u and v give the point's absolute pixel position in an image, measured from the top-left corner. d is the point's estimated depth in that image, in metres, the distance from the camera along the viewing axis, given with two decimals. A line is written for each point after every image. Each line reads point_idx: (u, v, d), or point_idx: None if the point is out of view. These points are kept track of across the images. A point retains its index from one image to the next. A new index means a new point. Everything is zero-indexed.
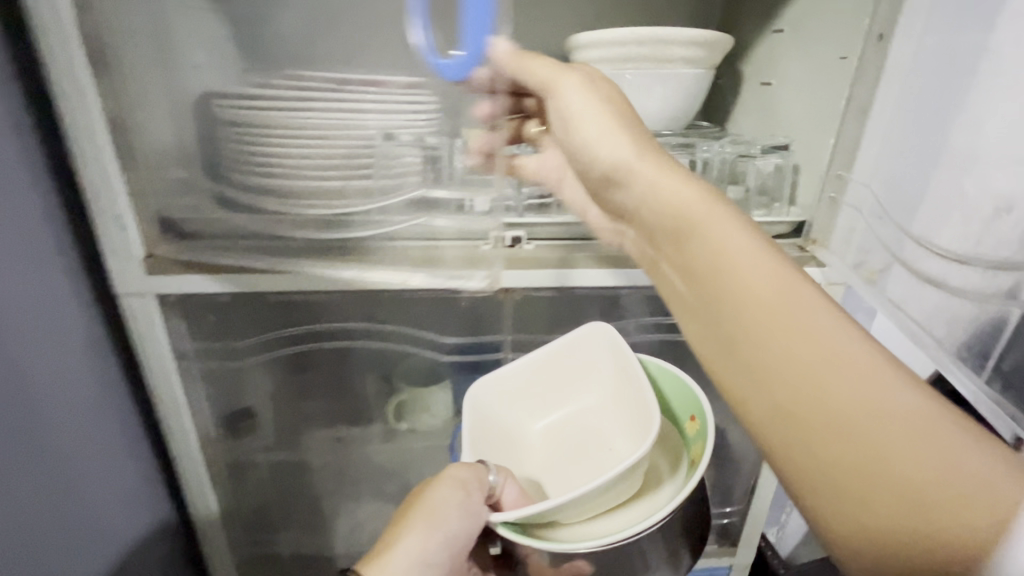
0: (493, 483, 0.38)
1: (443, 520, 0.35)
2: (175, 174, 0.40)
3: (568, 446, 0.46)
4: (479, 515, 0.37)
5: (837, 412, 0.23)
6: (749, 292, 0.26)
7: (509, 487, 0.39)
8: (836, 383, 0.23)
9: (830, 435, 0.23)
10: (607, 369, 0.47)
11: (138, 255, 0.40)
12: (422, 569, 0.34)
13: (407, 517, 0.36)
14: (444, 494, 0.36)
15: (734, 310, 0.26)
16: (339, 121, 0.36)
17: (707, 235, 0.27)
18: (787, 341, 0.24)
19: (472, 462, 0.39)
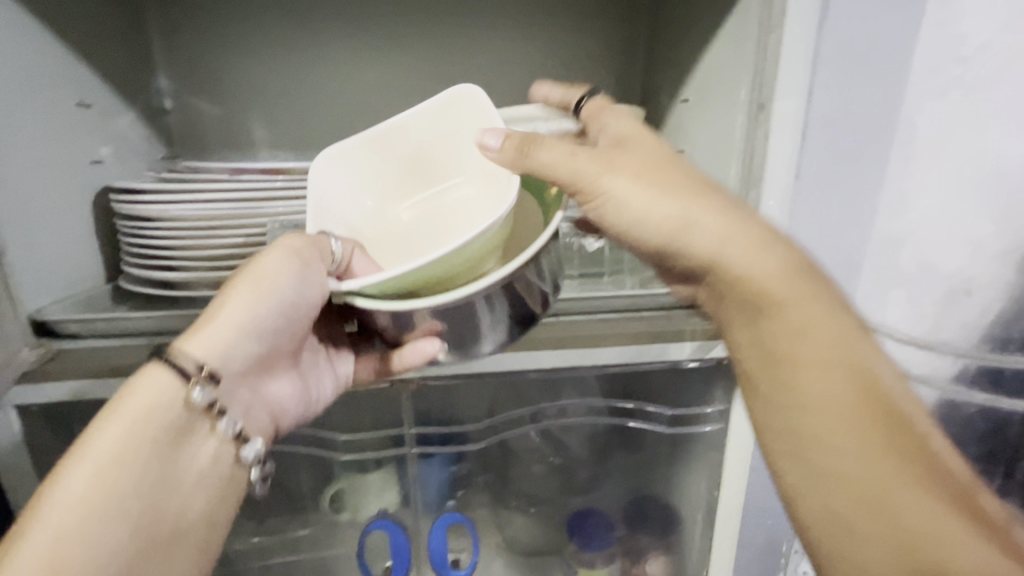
0: (333, 253, 0.57)
1: (271, 287, 0.54)
2: None
3: (415, 225, 0.65)
4: (314, 270, 0.56)
5: (799, 392, 0.49)
6: (651, 177, 0.52)
7: (356, 259, 0.60)
8: (793, 310, 0.50)
9: (785, 361, 0.50)
10: (473, 156, 0.64)
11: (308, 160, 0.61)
12: (264, 301, 0.55)
13: (240, 278, 0.55)
14: (264, 262, 0.54)
15: (783, 347, 0.50)
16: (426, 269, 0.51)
17: (705, 223, 0.51)
18: (817, 365, 0.49)
19: (314, 235, 0.57)
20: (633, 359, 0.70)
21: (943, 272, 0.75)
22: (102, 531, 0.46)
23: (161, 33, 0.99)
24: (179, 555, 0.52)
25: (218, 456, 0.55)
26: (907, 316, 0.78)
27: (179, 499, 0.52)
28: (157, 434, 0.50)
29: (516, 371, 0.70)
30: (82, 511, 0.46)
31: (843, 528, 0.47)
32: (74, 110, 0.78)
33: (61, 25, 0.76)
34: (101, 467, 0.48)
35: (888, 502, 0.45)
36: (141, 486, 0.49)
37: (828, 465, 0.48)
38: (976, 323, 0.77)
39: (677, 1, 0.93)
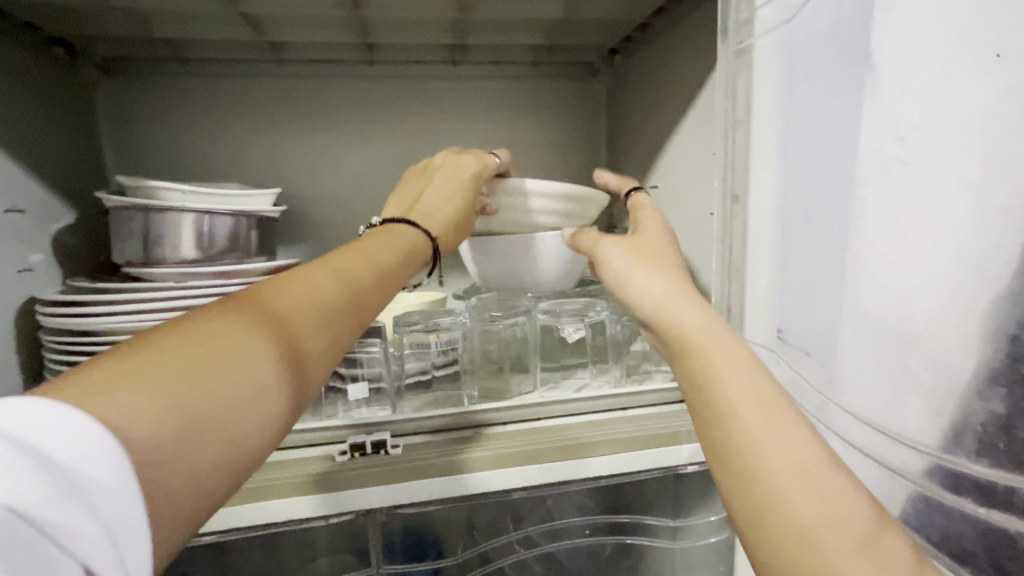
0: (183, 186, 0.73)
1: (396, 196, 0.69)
2: (264, 202, 0.83)
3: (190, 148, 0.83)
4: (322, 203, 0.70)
5: (727, 415, 0.40)
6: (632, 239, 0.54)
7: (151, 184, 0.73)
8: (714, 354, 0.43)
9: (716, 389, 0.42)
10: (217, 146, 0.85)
11: (250, 240, 0.81)
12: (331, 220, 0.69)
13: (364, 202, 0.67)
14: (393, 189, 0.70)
15: (711, 377, 0.42)
16: (233, 196, 0.78)
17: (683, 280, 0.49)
18: (734, 380, 0.41)
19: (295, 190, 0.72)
20: (626, 456, 0.63)
21: (914, 374, 0.49)
22: (182, 391, 0.34)
23: (114, 134, 0.96)
24: (227, 451, 0.35)
25: (321, 369, 0.43)
26: (877, 403, 0.53)
27: (270, 399, 0.38)
28: (269, 338, 0.39)
29: (495, 493, 0.62)
30: (149, 358, 0.34)
31: (780, 544, 0.37)
32: (6, 218, 0.72)
33: (6, 132, 0.73)
34: (176, 338, 0.36)
35: (833, 496, 0.37)
36: (236, 362, 0.37)
37: (757, 478, 0.38)
38: (943, 422, 0.47)
39: (638, 94, 0.97)
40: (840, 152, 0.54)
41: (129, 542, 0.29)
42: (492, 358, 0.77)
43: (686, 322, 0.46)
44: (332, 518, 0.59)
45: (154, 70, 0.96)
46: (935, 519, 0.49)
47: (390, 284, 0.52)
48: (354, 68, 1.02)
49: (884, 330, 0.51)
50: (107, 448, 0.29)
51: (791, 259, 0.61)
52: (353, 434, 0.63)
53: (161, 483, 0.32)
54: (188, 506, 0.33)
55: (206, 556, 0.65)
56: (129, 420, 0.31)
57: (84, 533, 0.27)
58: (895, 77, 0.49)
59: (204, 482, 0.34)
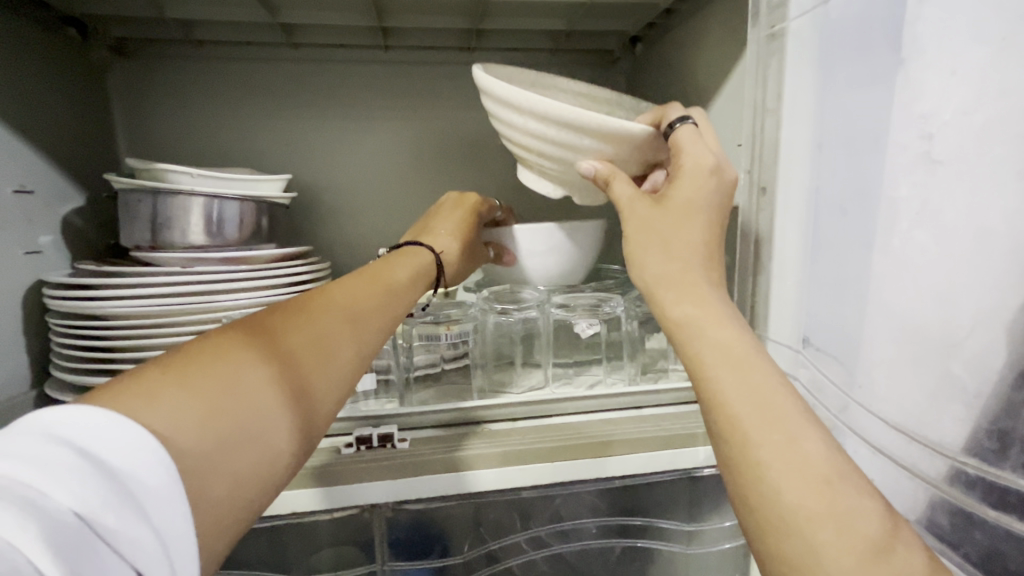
0: (190, 170, 0.72)
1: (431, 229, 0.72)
2: (274, 187, 0.81)
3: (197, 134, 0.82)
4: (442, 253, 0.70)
5: (731, 415, 0.39)
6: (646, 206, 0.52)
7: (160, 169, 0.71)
8: (711, 336, 0.42)
9: (712, 368, 0.41)
10: None
11: (260, 226, 0.79)
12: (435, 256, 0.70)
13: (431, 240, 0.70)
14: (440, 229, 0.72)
15: (707, 356, 0.42)
16: (243, 180, 0.77)
17: (686, 262, 0.47)
18: (735, 374, 0.40)
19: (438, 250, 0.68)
20: (640, 456, 0.61)
21: (950, 378, 0.46)
22: (227, 405, 0.36)
23: (125, 117, 0.95)
24: (263, 462, 0.37)
25: (348, 383, 0.45)
26: (905, 409, 0.50)
27: (303, 412, 0.40)
28: (304, 351, 0.42)
29: (503, 491, 0.60)
30: (197, 372, 0.36)
31: (785, 557, 0.35)
32: (15, 198, 0.71)
33: (14, 111, 0.71)
34: (222, 353, 0.38)
35: (837, 505, 0.34)
36: (270, 376, 0.39)
37: (761, 485, 0.36)
38: (984, 431, 0.44)
39: (658, 85, 0.94)
40: (873, 140, 0.51)
41: (177, 531, 0.31)
42: (501, 353, 0.76)
43: (686, 306, 0.45)
44: (336, 511, 0.58)
45: (166, 52, 0.94)
46: (975, 536, 0.46)
47: (405, 304, 0.55)
48: (368, 53, 1.00)
49: (920, 332, 0.48)
50: (156, 455, 0.31)
51: (818, 255, 0.58)
52: (360, 426, 0.62)
53: (204, 490, 0.34)
54: (227, 512, 0.35)
55: (209, 547, 0.64)
56: (177, 434, 0.33)
57: (140, 538, 0.29)
58: (941, 59, 0.45)
59: (244, 491, 0.36)
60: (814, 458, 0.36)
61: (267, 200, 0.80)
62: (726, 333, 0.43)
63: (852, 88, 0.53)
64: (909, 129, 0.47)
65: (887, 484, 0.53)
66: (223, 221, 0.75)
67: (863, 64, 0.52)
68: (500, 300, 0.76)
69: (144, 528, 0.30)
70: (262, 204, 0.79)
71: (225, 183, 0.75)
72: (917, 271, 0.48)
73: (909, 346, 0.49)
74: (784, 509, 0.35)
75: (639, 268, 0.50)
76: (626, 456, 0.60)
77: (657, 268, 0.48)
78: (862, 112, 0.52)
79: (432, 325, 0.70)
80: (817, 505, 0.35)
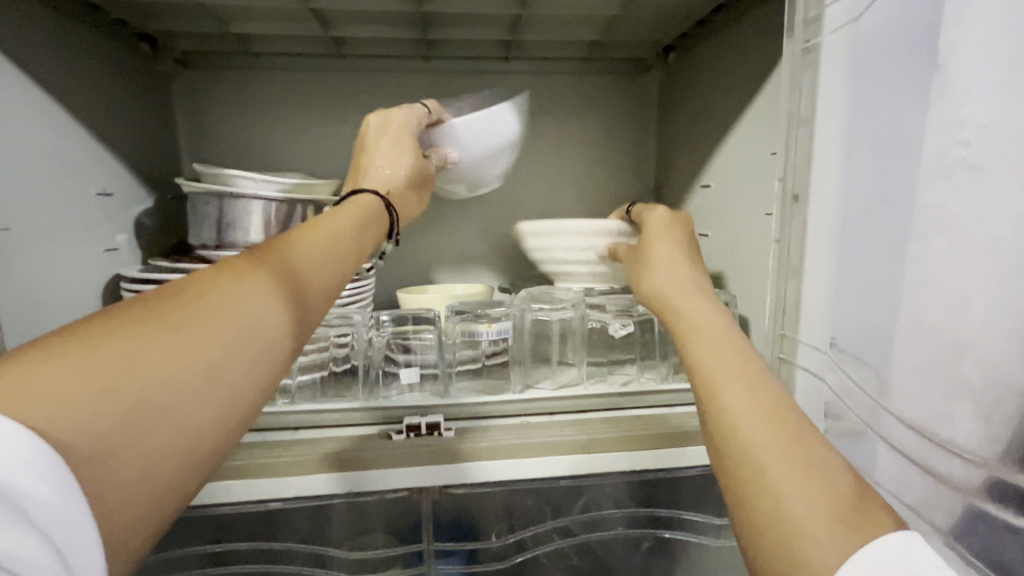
0: (252, 176, 0.77)
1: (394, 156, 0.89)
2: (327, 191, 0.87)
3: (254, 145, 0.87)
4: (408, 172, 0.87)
5: (704, 368, 0.43)
6: (650, 239, 0.62)
7: (227, 176, 0.77)
8: (693, 314, 0.49)
9: (691, 337, 0.47)
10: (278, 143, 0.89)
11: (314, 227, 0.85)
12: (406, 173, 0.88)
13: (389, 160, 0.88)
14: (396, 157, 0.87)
15: (687, 328, 0.48)
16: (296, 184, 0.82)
17: (678, 269, 0.55)
18: (712, 339, 0.45)
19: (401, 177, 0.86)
20: (672, 450, 0.64)
21: (971, 383, 0.48)
22: (124, 385, 0.33)
23: (186, 124, 1.02)
24: (178, 446, 0.35)
25: (277, 354, 0.42)
26: (928, 410, 0.52)
27: (223, 388, 0.37)
28: (217, 323, 0.38)
29: (545, 479, 0.64)
30: (90, 347, 0.33)
31: (745, 495, 0.37)
32: (96, 200, 0.78)
33: (93, 120, 0.78)
34: (120, 325, 0.34)
35: (799, 449, 0.37)
36: (180, 351, 0.36)
37: (726, 429, 0.39)
38: (991, 427, 0.47)
39: (692, 93, 0.96)
40: (905, 153, 0.53)
41: (67, 533, 0.29)
42: (538, 352, 0.79)
43: (675, 293, 0.52)
44: (387, 492, 0.62)
45: (225, 64, 1.01)
46: (991, 535, 0.47)
47: (345, 263, 0.51)
48: (412, 63, 1.05)
49: (937, 336, 0.51)
50: (25, 450, 0.28)
51: (847, 261, 0.60)
52: (408, 415, 0.66)
53: (100, 481, 0.31)
54: (138, 502, 0.33)
55: (267, 523, 0.69)
56: (55, 417, 0.30)
57: (18, 547, 0.27)
58: (976, 75, 0.47)
59: (158, 476, 0.34)
60: (776, 406, 0.40)
61: (320, 203, 0.85)
62: (708, 310, 0.49)
63: (885, 101, 0.55)
64: (946, 141, 0.49)
65: (905, 483, 0.55)
66: (280, 222, 0.80)
67: (899, 76, 0.54)
68: (541, 299, 0.80)
69: (22, 531, 0.28)
70: (313, 205, 0.84)
71: (281, 187, 0.80)
72: (949, 280, 0.49)
73: (936, 351, 0.51)
74: (749, 443, 0.38)
75: (647, 285, 0.56)
76: (658, 450, 0.64)
77: (658, 274, 0.56)
78: (896, 124, 0.54)
79: (473, 321, 0.74)
80: (778, 442, 0.37)
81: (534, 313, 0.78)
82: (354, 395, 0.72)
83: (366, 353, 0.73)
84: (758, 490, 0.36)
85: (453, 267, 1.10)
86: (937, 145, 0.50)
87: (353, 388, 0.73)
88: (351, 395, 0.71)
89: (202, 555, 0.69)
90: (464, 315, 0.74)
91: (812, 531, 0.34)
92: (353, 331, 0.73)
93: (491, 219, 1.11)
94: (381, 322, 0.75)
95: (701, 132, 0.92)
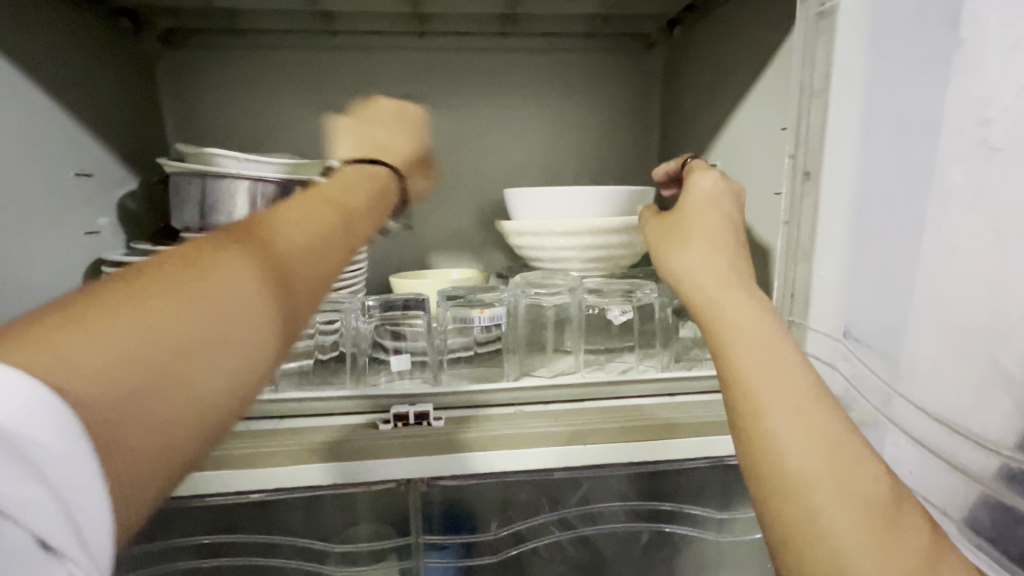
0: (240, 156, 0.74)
1: None
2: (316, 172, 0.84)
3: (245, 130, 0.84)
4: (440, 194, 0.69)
5: (751, 393, 0.38)
6: (686, 204, 0.53)
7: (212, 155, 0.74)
8: (734, 311, 0.42)
9: (736, 341, 0.40)
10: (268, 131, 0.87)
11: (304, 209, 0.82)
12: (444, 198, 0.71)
13: None
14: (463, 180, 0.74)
15: (731, 331, 0.41)
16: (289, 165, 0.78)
17: (718, 248, 0.47)
18: (757, 349, 0.39)
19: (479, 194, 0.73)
20: (672, 440, 0.61)
21: (1001, 373, 0.44)
22: (150, 344, 0.32)
23: (173, 105, 0.99)
24: (195, 409, 0.34)
25: (290, 320, 0.40)
26: (947, 399, 0.49)
27: (245, 353, 0.37)
28: (232, 286, 0.37)
29: (538, 471, 0.61)
30: (103, 310, 0.31)
31: (798, 545, 0.34)
32: (75, 182, 0.75)
33: (72, 97, 0.75)
34: (132, 289, 0.33)
35: (855, 484, 0.35)
36: (203, 316, 0.35)
37: (773, 460, 0.36)
38: (1022, 424, 0.43)
39: (699, 69, 0.92)
40: (928, 125, 0.49)
41: (87, 498, 0.28)
42: (534, 339, 0.76)
43: (714, 282, 0.44)
44: (374, 484, 0.60)
45: (210, 42, 0.97)
46: (1014, 532, 0.44)
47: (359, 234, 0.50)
48: (406, 39, 1.00)
49: (971, 327, 0.46)
50: (44, 405, 0.27)
51: (863, 241, 0.57)
52: (396, 403, 0.64)
53: (114, 445, 0.30)
54: (153, 467, 0.32)
55: (254, 514, 0.67)
56: (74, 379, 0.29)
57: (32, 498, 0.26)
58: (1004, 36, 0.43)
59: (172, 441, 0.32)
60: (837, 437, 0.36)
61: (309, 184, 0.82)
62: (757, 310, 0.42)
63: (906, 68, 0.51)
64: (970, 112, 0.45)
65: (923, 478, 0.52)
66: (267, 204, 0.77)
67: (923, 41, 0.50)
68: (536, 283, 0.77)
69: (30, 484, 0.26)
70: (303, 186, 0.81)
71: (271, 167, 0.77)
72: (978, 263, 0.45)
73: (959, 338, 0.47)
74: (804, 482, 0.35)
75: (668, 264, 0.49)
76: (658, 440, 0.61)
77: (695, 255, 0.47)
78: (920, 93, 0.50)
79: (465, 306, 0.71)
80: (837, 481, 0.34)
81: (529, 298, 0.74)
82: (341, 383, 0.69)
83: (354, 339, 0.70)
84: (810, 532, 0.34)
85: (449, 252, 1.07)
86: (964, 116, 0.46)
87: (340, 375, 0.71)
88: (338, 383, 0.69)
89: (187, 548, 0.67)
90: (456, 300, 0.72)
91: (858, 563, 0.33)
92: (343, 317, 0.71)
93: (489, 203, 1.07)
94: (368, 308, 0.72)
95: (708, 109, 0.88)
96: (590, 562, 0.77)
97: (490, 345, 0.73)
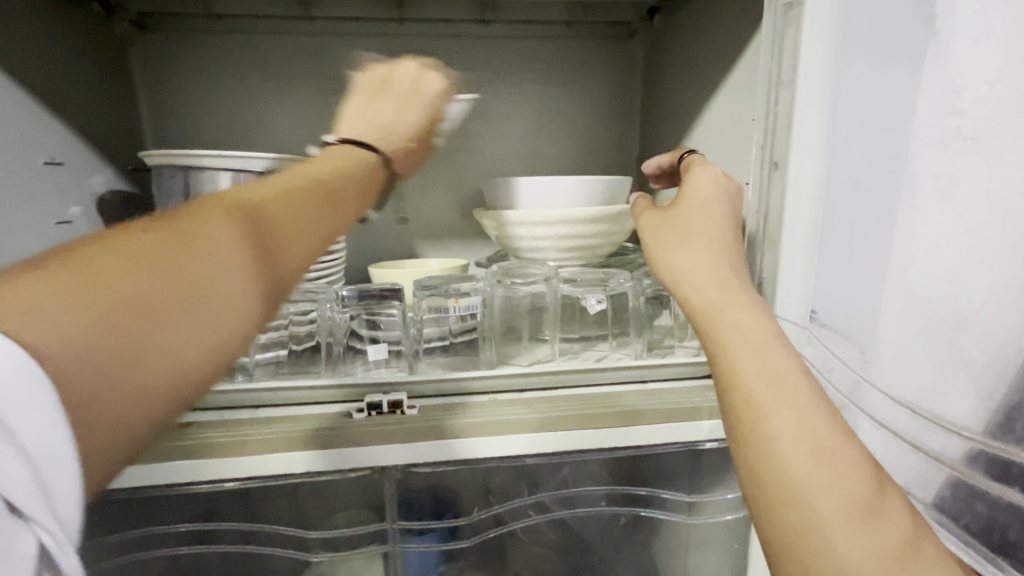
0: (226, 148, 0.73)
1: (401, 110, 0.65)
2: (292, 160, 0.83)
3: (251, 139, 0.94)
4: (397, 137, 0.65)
5: (751, 400, 0.39)
6: (686, 203, 0.53)
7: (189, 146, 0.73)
8: (731, 318, 0.42)
9: (736, 349, 0.41)
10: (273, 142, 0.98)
11: None
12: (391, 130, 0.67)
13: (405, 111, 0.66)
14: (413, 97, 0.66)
15: (732, 339, 0.41)
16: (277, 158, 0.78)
17: (716, 252, 0.48)
18: (755, 355, 0.40)
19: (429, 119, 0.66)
20: (646, 427, 0.62)
21: (964, 355, 0.46)
22: (120, 307, 0.32)
23: (147, 92, 0.97)
24: (171, 379, 0.34)
25: (271, 292, 0.41)
26: (913, 381, 0.50)
27: (217, 321, 0.37)
28: (204, 260, 0.37)
29: (513, 456, 0.62)
30: (67, 287, 0.30)
31: (798, 550, 0.36)
32: (45, 170, 0.74)
33: (40, 84, 0.74)
34: (91, 268, 0.32)
35: (845, 483, 0.36)
36: (173, 283, 0.35)
37: (774, 466, 0.37)
38: (989, 404, 0.44)
39: (676, 58, 0.92)
40: (894, 119, 0.52)
41: (62, 487, 0.28)
42: (511, 326, 0.76)
43: (714, 288, 0.45)
44: (349, 471, 0.60)
45: (184, 27, 0.96)
46: (977, 508, 0.46)
47: (347, 211, 0.50)
48: (384, 27, 1.00)
49: (930, 312, 0.48)
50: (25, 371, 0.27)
51: (844, 237, 0.58)
52: (371, 391, 0.64)
53: (88, 409, 0.30)
54: (120, 431, 0.32)
55: (232, 501, 0.67)
56: (50, 340, 0.29)
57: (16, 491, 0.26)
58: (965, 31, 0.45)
59: (139, 408, 0.32)
60: (831, 438, 0.37)
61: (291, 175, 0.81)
62: (756, 316, 0.42)
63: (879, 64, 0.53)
64: (938, 107, 0.47)
65: (891, 458, 0.54)
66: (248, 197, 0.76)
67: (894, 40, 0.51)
68: (516, 270, 0.77)
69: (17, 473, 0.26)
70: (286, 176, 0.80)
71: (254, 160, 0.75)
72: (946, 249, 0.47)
73: (928, 327, 0.49)
74: (803, 486, 0.36)
75: (663, 267, 0.49)
76: (630, 425, 0.62)
77: (696, 261, 0.47)
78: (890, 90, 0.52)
79: (441, 296, 0.71)
80: (833, 484, 0.36)
81: (507, 288, 0.75)
82: (318, 371, 0.69)
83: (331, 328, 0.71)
84: (810, 534, 0.36)
85: (432, 241, 1.07)
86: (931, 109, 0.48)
87: (317, 364, 0.71)
88: (314, 372, 0.69)
89: (166, 536, 0.67)
90: (432, 290, 0.72)
91: (849, 551, 0.35)
92: (318, 307, 0.72)
93: (470, 191, 1.07)
94: (344, 297, 0.72)
95: (687, 98, 0.88)
96: (568, 544, 0.79)
97: (464, 335, 0.74)
